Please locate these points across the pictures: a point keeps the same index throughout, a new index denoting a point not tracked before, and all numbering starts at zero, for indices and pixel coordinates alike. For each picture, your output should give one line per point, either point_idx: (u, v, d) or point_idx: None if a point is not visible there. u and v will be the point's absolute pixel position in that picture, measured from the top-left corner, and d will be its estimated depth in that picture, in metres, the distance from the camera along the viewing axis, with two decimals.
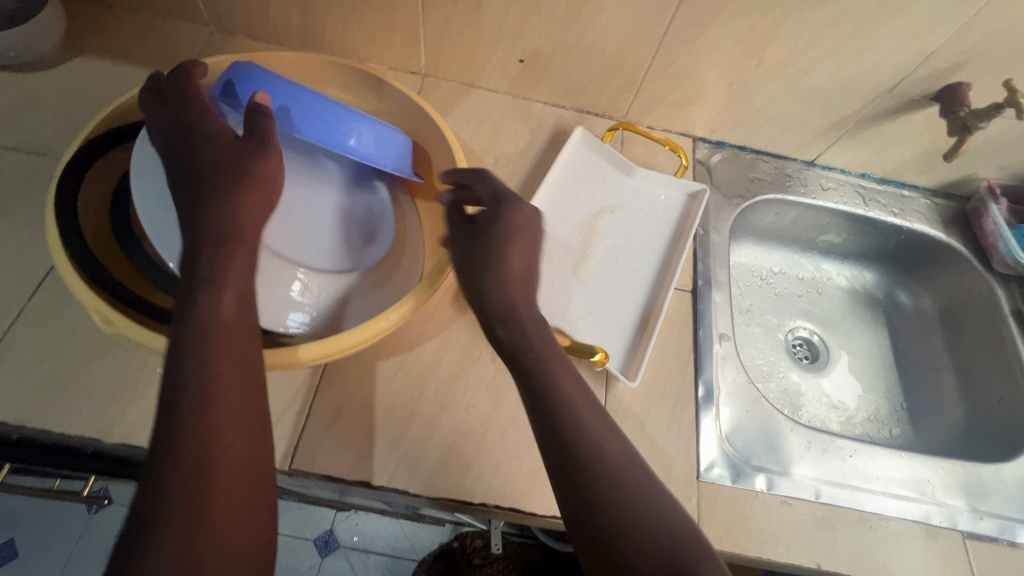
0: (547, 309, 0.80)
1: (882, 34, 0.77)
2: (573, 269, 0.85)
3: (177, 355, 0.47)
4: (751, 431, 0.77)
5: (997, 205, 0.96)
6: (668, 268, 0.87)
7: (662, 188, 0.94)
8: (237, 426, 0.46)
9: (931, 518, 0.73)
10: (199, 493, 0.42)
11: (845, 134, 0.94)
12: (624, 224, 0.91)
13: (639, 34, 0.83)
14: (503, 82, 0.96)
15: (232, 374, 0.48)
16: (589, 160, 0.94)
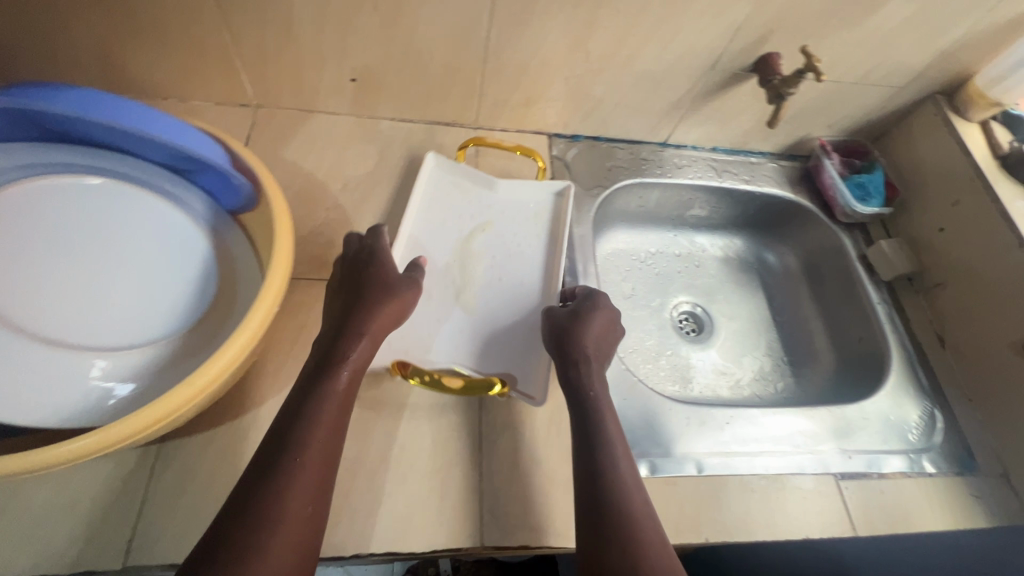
0: (422, 348, 0.76)
1: (689, 16, 0.79)
2: (455, 299, 0.82)
3: (295, 409, 0.57)
4: (632, 418, 0.78)
5: (831, 160, 1.03)
6: (550, 274, 0.85)
7: (528, 195, 0.93)
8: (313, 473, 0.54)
9: (804, 467, 0.77)
10: (274, 520, 0.49)
11: (685, 112, 0.98)
12: (501, 239, 0.89)
13: (463, 40, 0.81)
14: (342, 103, 0.92)
15: (325, 431, 0.57)
16: (447, 184, 0.92)
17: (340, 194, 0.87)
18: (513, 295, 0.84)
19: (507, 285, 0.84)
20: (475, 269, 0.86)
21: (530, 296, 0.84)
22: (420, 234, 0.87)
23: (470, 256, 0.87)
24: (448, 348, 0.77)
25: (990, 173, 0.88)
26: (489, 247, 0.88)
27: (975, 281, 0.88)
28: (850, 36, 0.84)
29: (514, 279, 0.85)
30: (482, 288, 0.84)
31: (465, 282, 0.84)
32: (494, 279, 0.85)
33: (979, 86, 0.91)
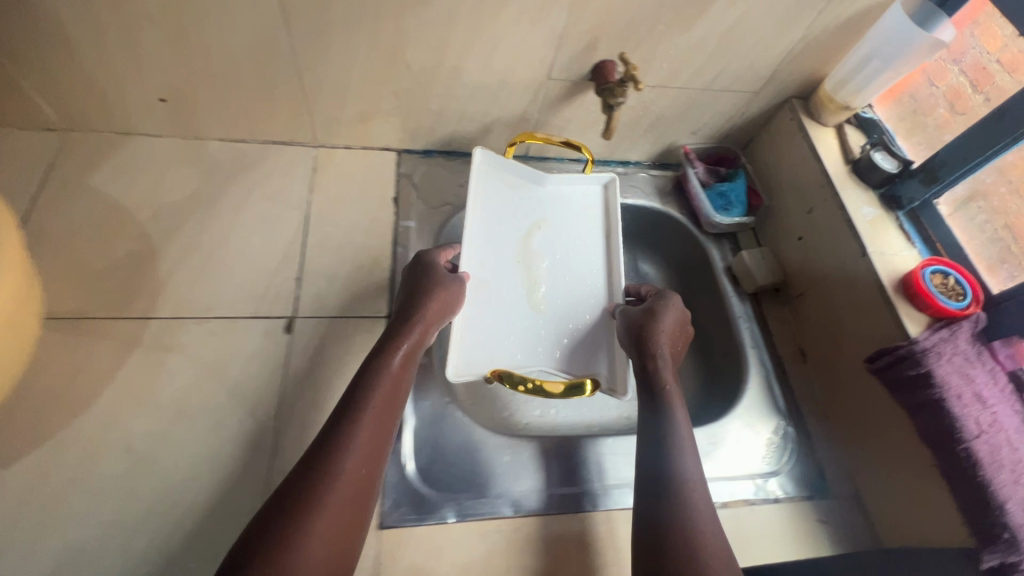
0: (493, 358, 0.79)
1: (503, 24, 0.75)
2: (526, 299, 0.85)
3: (352, 391, 0.59)
4: (449, 454, 0.73)
5: (694, 169, 1.00)
6: (612, 267, 0.89)
7: (576, 186, 0.95)
8: (367, 448, 0.55)
9: (634, 500, 0.72)
10: (320, 496, 0.50)
11: (536, 124, 0.93)
12: (560, 234, 0.92)
13: (267, 54, 0.76)
14: (160, 125, 0.86)
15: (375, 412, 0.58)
16: (495, 176, 0.90)
17: (149, 223, 0.80)
18: (586, 288, 0.88)
19: (559, 284, 0.87)
20: (536, 265, 0.89)
21: (566, 297, 0.87)
22: (484, 230, 0.86)
23: (531, 255, 0.89)
24: (563, 348, 0.82)
25: (839, 181, 0.85)
26: (548, 242, 0.91)
27: (827, 292, 0.84)
28: (683, 42, 0.80)
29: (572, 275, 0.89)
30: (536, 286, 0.87)
31: (518, 281, 0.86)
32: (552, 275, 0.88)
33: (827, 90, 0.88)
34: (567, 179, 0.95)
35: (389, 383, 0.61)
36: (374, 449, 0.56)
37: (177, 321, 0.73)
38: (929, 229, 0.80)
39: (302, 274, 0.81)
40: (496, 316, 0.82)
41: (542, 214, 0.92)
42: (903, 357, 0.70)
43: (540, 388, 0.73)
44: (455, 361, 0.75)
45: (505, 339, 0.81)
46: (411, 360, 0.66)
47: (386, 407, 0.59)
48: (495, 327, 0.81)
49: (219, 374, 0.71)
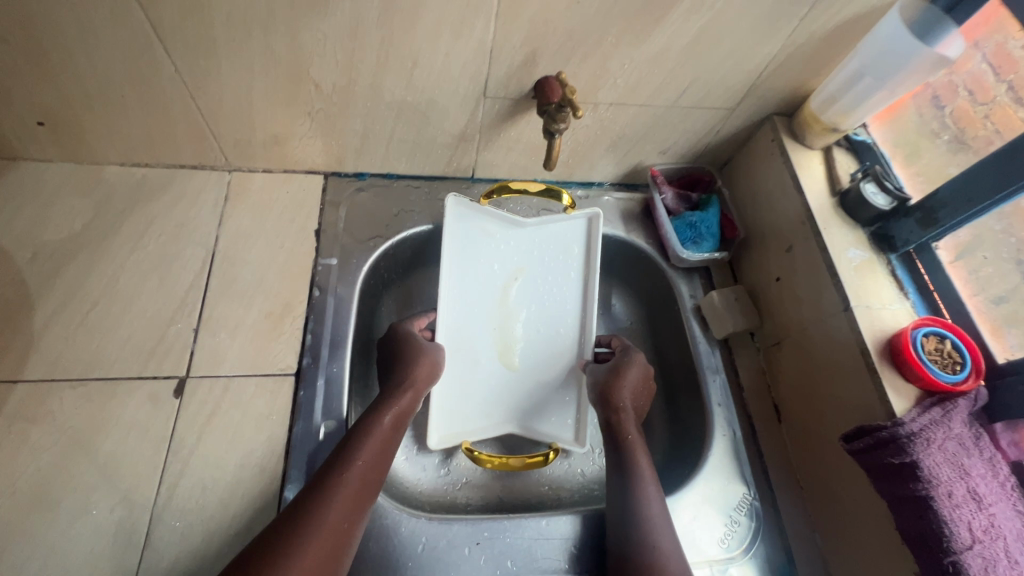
0: (446, 426, 0.74)
1: (420, 37, 0.63)
2: (497, 361, 0.78)
3: (347, 444, 0.58)
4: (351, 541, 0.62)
5: (662, 195, 0.88)
6: (587, 327, 0.79)
7: (559, 226, 0.82)
8: (349, 505, 0.53)
9: None
10: (295, 548, 0.48)
11: (480, 145, 0.81)
12: (546, 280, 0.81)
13: (148, 73, 0.65)
14: (46, 149, 0.75)
15: (363, 470, 0.56)
16: (470, 223, 0.80)
17: (27, 265, 0.70)
18: (560, 351, 0.79)
19: (538, 339, 0.79)
20: (512, 324, 0.80)
21: (548, 354, 0.79)
22: (455, 288, 0.78)
23: (506, 311, 0.80)
24: (538, 412, 0.77)
25: (822, 217, 0.74)
26: (528, 294, 0.81)
27: (804, 345, 0.73)
28: (638, 55, 0.68)
29: (552, 330, 0.80)
30: (519, 343, 0.79)
31: (494, 339, 0.79)
32: (530, 331, 0.80)
33: (812, 109, 0.76)
34: (550, 221, 0.82)
35: (382, 440, 0.60)
36: (355, 507, 0.54)
37: (47, 384, 0.64)
38: (925, 276, 0.69)
39: (202, 324, 0.71)
40: (468, 380, 0.76)
41: (523, 261, 0.81)
42: (885, 441, 0.59)
43: (501, 463, 0.70)
44: (437, 431, 0.73)
45: (476, 404, 0.76)
46: (402, 423, 0.64)
47: (376, 463, 0.58)
48: (465, 393, 0.76)
49: (90, 449, 0.62)
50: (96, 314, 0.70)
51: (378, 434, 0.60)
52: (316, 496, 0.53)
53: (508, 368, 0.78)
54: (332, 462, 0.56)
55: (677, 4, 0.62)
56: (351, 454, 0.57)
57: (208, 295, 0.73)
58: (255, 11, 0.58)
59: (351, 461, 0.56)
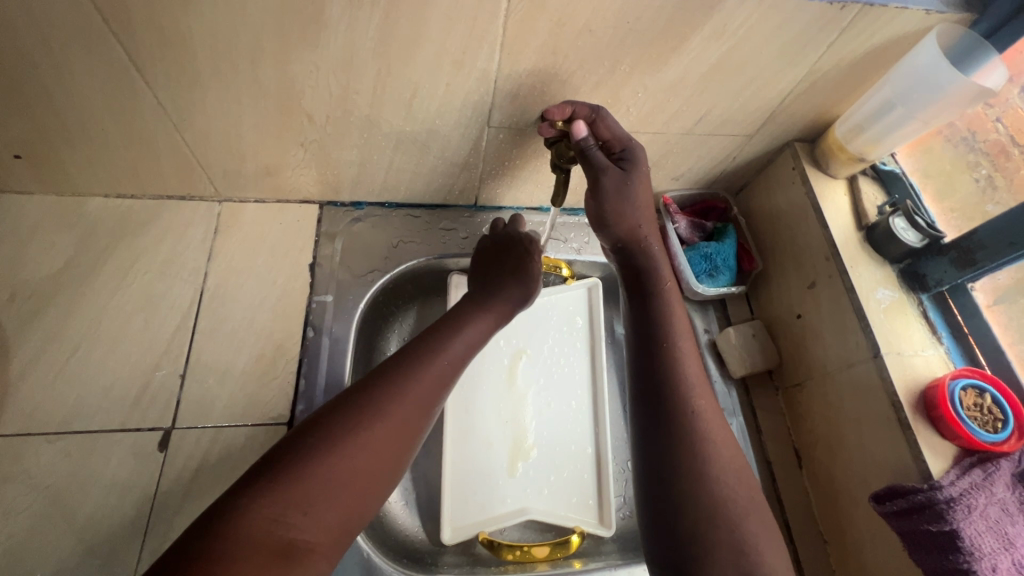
0: (466, 515, 0.72)
1: (419, 67, 0.59)
2: (511, 444, 0.78)
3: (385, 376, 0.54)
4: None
5: (675, 225, 0.83)
6: (598, 398, 0.81)
7: (559, 299, 0.87)
8: (393, 432, 0.50)
9: None
10: (319, 461, 0.46)
11: (483, 173, 0.77)
12: (552, 358, 0.84)
13: (129, 106, 0.61)
14: (24, 182, 0.70)
15: (414, 398, 0.53)
16: None
17: (3, 308, 0.66)
18: (572, 424, 0.81)
19: (547, 417, 0.81)
20: (522, 403, 0.81)
21: (559, 432, 0.80)
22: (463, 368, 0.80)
23: (515, 388, 0.81)
24: (553, 496, 0.76)
25: (848, 254, 0.69)
26: (534, 373, 0.82)
27: (827, 388, 0.69)
28: (653, 83, 0.64)
29: (561, 409, 0.81)
30: (528, 423, 0.80)
31: (504, 420, 0.79)
32: (538, 408, 0.81)
33: (837, 137, 0.72)
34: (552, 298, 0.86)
35: (427, 388, 0.54)
36: (396, 455, 0.50)
37: (23, 439, 0.60)
38: (958, 317, 0.66)
39: (188, 370, 0.67)
40: (479, 463, 0.76)
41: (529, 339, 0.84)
42: (921, 506, 0.55)
43: (524, 554, 0.71)
44: (450, 522, 0.71)
45: (489, 488, 0.75)
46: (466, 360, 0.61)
47: (424, 409, 0.54)
48: (478, 480, 0.75)
49: (71, 512, 0.58)
50: (77, 360, 0.65)
51: (435, 370, 0.56)
52: (340, 422, 0.49)
53: (519, 448, 0.78)
54: (365, 391, 0.52)
55: (697, 31, 0.57)
56: (398, 388, 0.53)
57: (197, 338, 0.69)
58: (241, 42, 0.54)
59: (402, 390, 0.53)
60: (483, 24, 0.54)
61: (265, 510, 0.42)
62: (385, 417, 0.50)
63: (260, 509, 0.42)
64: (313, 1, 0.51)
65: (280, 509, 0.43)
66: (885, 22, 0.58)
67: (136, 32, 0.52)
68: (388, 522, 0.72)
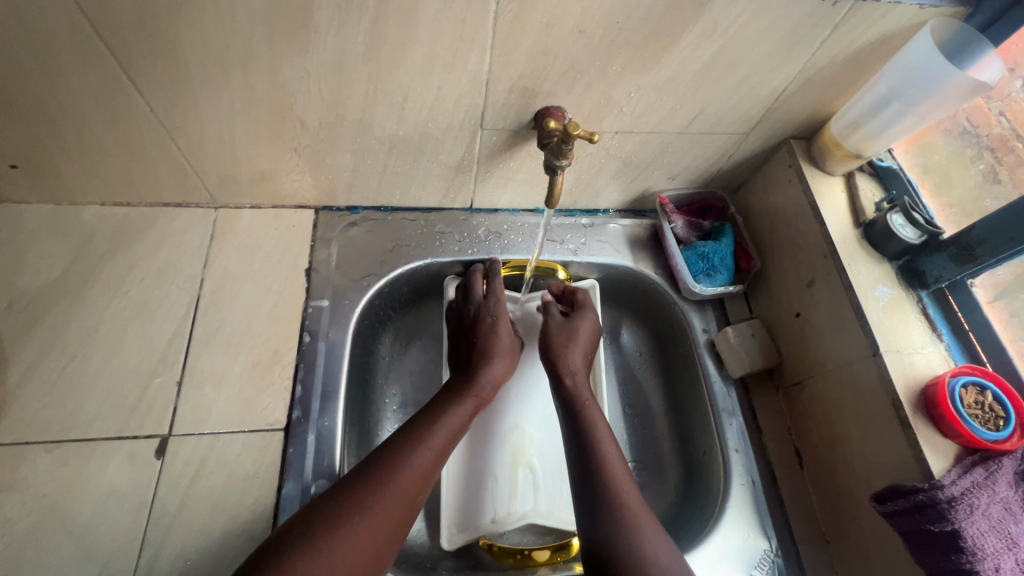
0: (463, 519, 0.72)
1: (410, 71, 0.59)
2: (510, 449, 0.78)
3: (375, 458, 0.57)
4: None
5: (672, 224, 0.82)
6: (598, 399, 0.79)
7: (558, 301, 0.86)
8: (380, 523, 0.53)
9: None
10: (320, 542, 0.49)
11: (478, 176, 0.77)
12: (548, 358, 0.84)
13: (123, 115, 0.61)
14: (22, 192, 0.71)
15: (398, 496, 0.55)
16: None
17: (1, 315, 0.67)
18: None
19: (544, 417, 0.81)
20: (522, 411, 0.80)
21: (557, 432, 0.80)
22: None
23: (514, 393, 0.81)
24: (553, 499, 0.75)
25: (846, 252, 0.68)
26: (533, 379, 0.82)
27: (827, 387, 0.69)
28: (646, 82, 0.63)
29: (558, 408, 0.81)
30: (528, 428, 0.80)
31: (501, 423, 0.79)
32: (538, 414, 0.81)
33: (833, 134, 0.71)
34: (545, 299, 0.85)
35: (412, 482, 0.56)
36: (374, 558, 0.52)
37: (21, 447, 0.61)
38: (959, 314, 0.65)
39: (185, 377, 0.67)
40: (478, 467, 0.76)
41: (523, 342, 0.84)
42: (922, 505, 0.54)
43: (525, 558, 0.70)
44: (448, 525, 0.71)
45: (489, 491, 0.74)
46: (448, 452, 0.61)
47: (406, 510, 0.55)
48: (478, 484, 0.74)
49: (69, 519, 0.58)
50: (75, 368, 0.66)
51: (417, 467, 0.57)
52: (341, 507, 0.52)
53: (518, 450, 0.78)
54: (360, 476, 0.55)
55: (689, 30, 0.57)
56: (384, 480, 0.55)
57: (193, 344, 0.69)
58: (232, 50, 0.54)
59: (385, 485, 0.55)
60: (472, 27, 0.54)
61: None
62: (366, 515, 0.52)
63: None
64: (302, 7, 0.51)
65: None
66: (878, 17, 0.58)
67: (126, 41, 0.53)
68: None
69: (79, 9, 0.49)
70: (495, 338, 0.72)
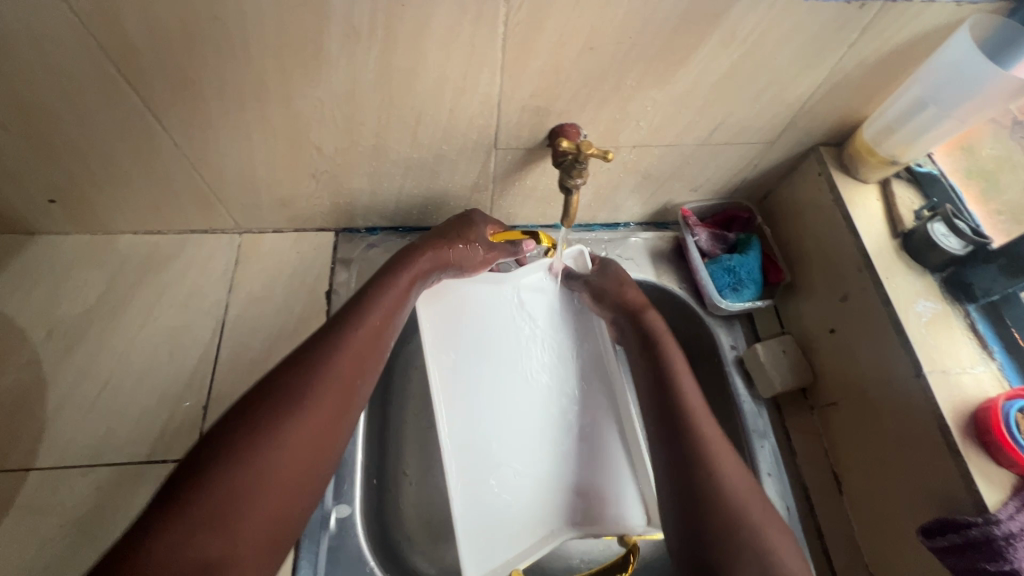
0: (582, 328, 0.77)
1: (422, 96, 0.59)
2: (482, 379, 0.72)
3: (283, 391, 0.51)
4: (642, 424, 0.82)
5: (695, 237, 0.80)
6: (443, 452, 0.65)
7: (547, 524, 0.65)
8: (279, 468, 0.48)
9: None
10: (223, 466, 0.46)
11: (494, 194, 0.76)
12: (495, 489, 0.66)
13: (149, 148, 0.63)
14: (60, 224, 0.74)
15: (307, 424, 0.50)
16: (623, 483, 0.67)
17: (42, 343, 0.70)
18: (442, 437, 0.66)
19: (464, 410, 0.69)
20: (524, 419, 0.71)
21: (444, 364, 0.71)
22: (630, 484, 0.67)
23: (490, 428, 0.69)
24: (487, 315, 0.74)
25: (884, 264, 0.64)
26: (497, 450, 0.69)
27: (864, 409, 0.65)
28: (663, 96, 0.61)
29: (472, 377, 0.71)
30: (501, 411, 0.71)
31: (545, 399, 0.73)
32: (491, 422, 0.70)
33: (865, 140, 0.67)
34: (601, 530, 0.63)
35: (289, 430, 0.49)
36: (319, 438, 0.51)
37: (58, 472, 0.63)
38: (1013, 331, 0.61)
39: (210, 401, 0.69)
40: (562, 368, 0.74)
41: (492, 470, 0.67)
42: (977, 542, 0.50)
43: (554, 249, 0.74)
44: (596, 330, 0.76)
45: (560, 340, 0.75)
46: (367, 357, 0.56)
47: (332, 421, 0.52)
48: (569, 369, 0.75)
49: (99, 543, 0.60)
50: (108, 393, 0.68)
51: (321, 401, 0.52)
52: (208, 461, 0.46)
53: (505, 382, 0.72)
54: (252, 411, 0.49)
55: (705, 41, 0.55)
56: (277, 418, 0.49)
57: (217, 368, 0.71)
58: (248, 82, 0.56)
59: (290, 413, 0.50)
60: (481, 50, 0.54)
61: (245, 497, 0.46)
62: (313, 396, 0.52)
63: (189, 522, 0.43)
64: (313, 38, 0.51)
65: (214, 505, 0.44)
66: (909, 18, 0.55)
67: (148, 79, 0.54)
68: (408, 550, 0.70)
69: (101, 49, 0.51)
70: (462, 233, 0.67)
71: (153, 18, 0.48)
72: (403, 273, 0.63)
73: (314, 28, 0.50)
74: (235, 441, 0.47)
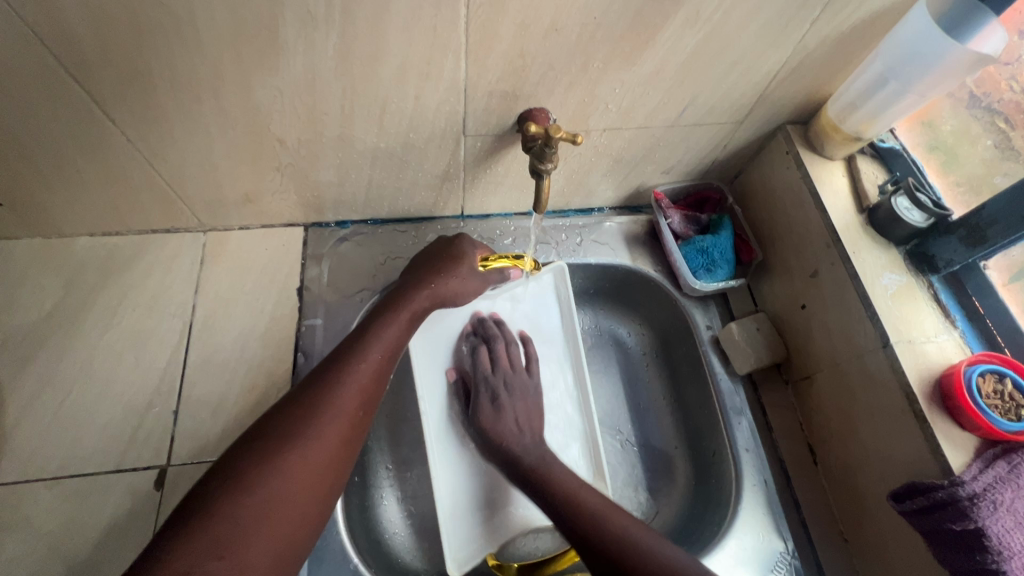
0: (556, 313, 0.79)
1: (385, 83, 0.57)
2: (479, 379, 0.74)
3: (304, 410, 0.51)
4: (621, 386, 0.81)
5: (668, 219, 0.80)
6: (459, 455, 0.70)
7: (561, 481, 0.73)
8: (298, 485, 0.48)
9: None
10: (246, 484, 0.46)
11: (465, 182, 0.75)
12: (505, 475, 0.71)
13: (100, 146, 0.60)
14: (10, 229, 0.70)
15: (329, 439, 0.51)
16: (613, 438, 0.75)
17: None
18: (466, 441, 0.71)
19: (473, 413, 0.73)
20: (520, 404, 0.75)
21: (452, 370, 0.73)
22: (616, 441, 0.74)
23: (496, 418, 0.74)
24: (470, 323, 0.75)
25: (851, 239, 0.66)
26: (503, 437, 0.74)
27: (837, 381, 0.66)
28: (631, 77, 0.61)
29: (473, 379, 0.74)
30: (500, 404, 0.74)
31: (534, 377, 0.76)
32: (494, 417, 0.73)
33: (830, 117, 0.68)
34: None
35: (310, 451, 0.49)
36: (338, 458, 0.52)
37: (22, 486, 0.61)
38: (974, 300, 0.63)
39: (181, 406, 0.67)
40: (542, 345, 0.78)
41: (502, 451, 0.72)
42: (942, 503, 0.52)
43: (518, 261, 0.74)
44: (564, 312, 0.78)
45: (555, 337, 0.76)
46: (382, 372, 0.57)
47: (346, 446, 0.52)
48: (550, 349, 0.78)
49: (68, 557, 0.58)
50: (71, 403, 0.65)
51: (338, 418, 0.52)
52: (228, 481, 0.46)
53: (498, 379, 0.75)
54: (269, 433, 0.50)
55: (669, 22, 0.55)
56: (297, 433, 0.50)
57: (187, 371, 0.69)
58: (201, 73, 0.53)
59: (307, 433, 0.50)
60: (443, 35, 0.53)
61: (263, 516, 0.46)
62: (330, 416, 0.52)
63: (212, 537, 0.43)
64: (268, 25, 0.49)
65: (230, 519, 0.44)
66: None
67: (94, 72, 0.52)
68: (392, 547, 0.69)
69: (39, 41, 0.48)
70: (455, 265, 0.66)
71: (95, 7, 0.46)
72: (411, 296, 0.63)
73: (267, 14, 0.48)
74: (235, 478, 0.46)
